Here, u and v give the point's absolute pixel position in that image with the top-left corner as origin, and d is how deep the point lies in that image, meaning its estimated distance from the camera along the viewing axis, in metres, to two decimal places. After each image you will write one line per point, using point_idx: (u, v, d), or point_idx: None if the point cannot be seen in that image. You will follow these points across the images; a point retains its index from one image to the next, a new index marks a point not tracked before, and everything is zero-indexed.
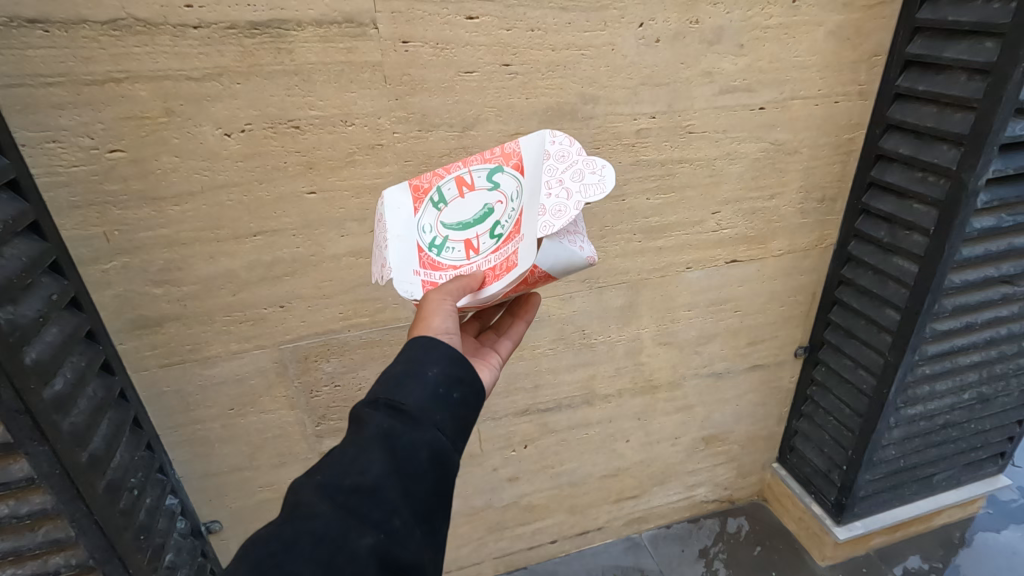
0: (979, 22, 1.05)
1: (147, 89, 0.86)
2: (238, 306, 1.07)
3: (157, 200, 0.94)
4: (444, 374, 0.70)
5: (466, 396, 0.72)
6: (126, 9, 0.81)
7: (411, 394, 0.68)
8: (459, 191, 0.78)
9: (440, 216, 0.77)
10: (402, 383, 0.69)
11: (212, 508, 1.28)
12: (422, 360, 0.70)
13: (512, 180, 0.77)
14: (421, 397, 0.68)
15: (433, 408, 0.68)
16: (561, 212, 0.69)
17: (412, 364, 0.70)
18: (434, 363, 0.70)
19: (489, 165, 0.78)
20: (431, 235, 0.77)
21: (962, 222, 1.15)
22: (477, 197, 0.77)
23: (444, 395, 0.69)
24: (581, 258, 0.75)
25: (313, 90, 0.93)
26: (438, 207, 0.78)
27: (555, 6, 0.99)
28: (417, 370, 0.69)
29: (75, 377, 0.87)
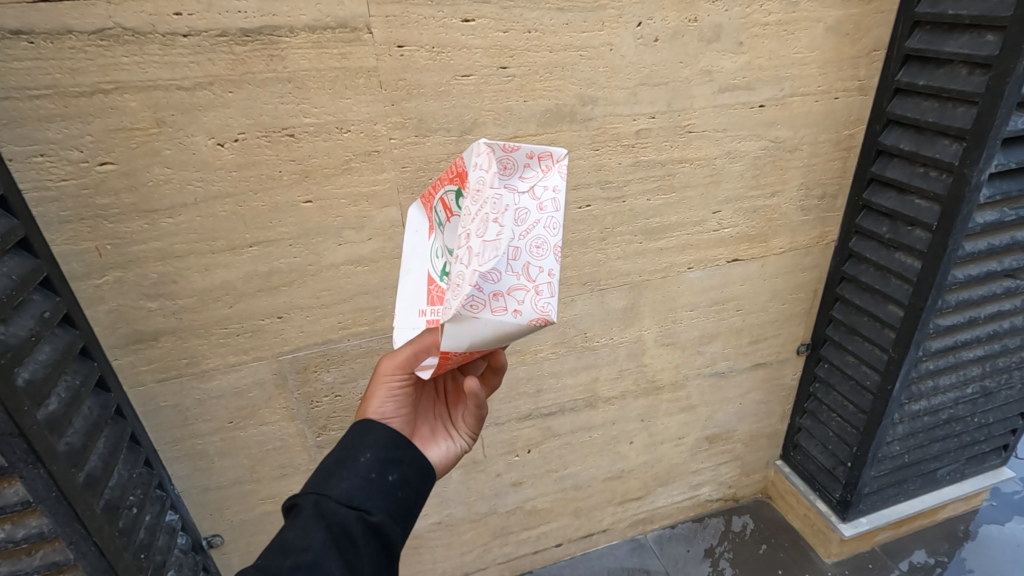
0: (980, 16, 1.03)
1: (137, 100, 0.84)
2: (236, 318, 1.05)
3: (149, 212, 0.92)
4: (375, 458, 0.74)
5: (405, 476, 0.75)
6: (113, 18, 0.79)
7: (342, 479, 0.71)
8: (445, 213, 0.69)
9: (440, 239, 0.70)
10: (333, 471, 0.72)
11: (212, 522, 1.26)
12: (353, 448, 0.74)
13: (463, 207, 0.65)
14: (351, 483, 0.71)
15: (369, 491, 0.71)
16: (459, 282, 0.58)
17: (345, 453, 0.74)
18: (367, 448, 0.74)
19: (454, 186, 0.67)
20: (439, 261, 0.69)
21: (965, 217, 1.14)
22: (452, 226, 0.67)
23: (377, 479, 0.73)
24: (520, 322, 0.58)
25: (307, 97, 0.91)
26: (440, 228, 0.70)
27: (552, 7, 0.97)
28: (351, 457, 0.73)
29: (69, 396, 0.85)
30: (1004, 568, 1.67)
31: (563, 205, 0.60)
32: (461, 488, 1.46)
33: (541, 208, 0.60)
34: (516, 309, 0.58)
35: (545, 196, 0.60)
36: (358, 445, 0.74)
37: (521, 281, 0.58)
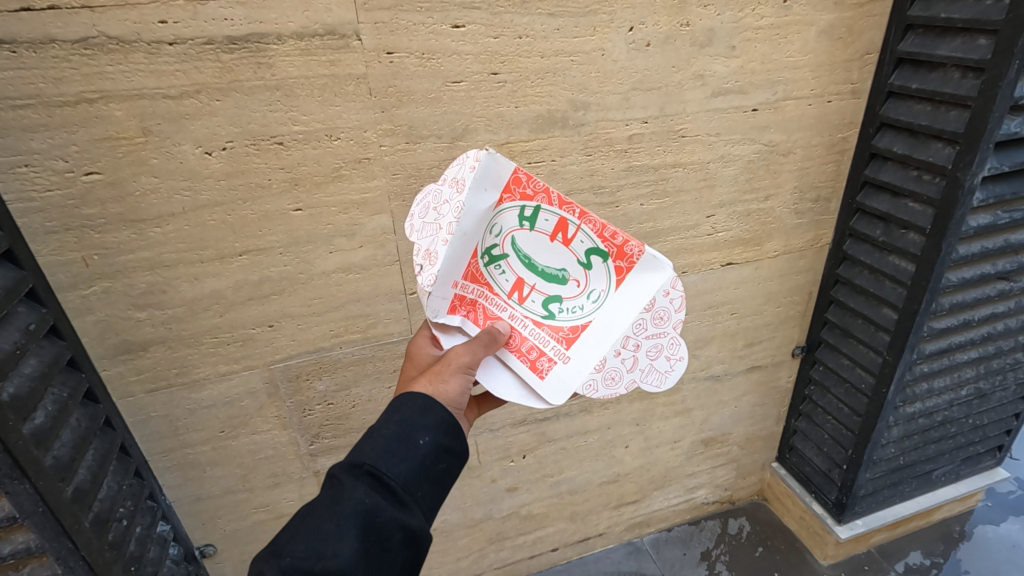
0: (972, 19, 1.03)
1: (122, 109, 0.83)
2: (226, 327, 1.04)
3: (136, 222, 0.91)
4: (433, 444, 0.75)
5: (451, 466, 0.76)
6: (97, 27, 0.78)
7: (399, 462, 0.72)
8: (553, 231, 0.78)
9: (516, 230, 0.79)
10: (392, 448, 0.72)
11: (205, 531, 1.24)
12: (415, 427, 0.74)
13: (604, 278, 0.78)
14: (406, 468, 0.72)
15: (417, 482, 0.72)
16: (615, 377, 0.78)
17: (405, 432, 0.74)
18: (426, 431, 0.75)
19: (599, 243, 0.76)
20: (493, 241, 0.80)
21: (959, 221, 1.14)
22: (561, 252, 0.78)
23: (430, 465, 0.74)
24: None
25: (295, 105, 0.90)
26: (524, 223, 0.78)
27: (542, 12, 0.97)
28: (410, 436, 0.74)
29: (57, 409, 0.84)
30: (999, 568, 1.67)
31: None
32: (456, 494, 1.45)
33: None
34: None
35: None
36: (418, 426, 0.75)
37: None
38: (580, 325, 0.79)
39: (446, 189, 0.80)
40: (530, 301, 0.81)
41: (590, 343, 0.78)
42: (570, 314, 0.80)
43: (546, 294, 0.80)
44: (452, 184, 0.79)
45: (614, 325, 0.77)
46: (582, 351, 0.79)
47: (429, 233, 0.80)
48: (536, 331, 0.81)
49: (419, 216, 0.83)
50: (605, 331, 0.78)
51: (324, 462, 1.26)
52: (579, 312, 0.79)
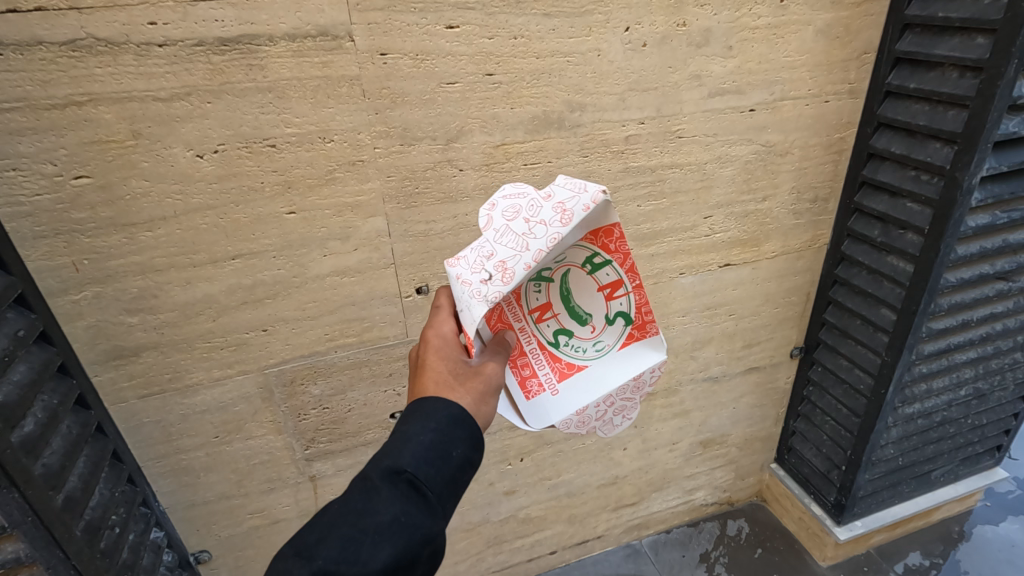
0: (970, 19, 1.02)
1: (112, 111, 0.82)
2: (219, 332, 1.03)
3: (127, 226, 0.89)
4: (463, 457, 0.70)
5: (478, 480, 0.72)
6: (85, 28, 0.77)
7: (437, 474, 0.68)
8: (606, 287, 0.84)
9: (573, 265, 0.84)
10: (428, 457, 0.68)
11: (200, 537, 1.23)
12: (449, 438, 0.70)
13: (614, 334, 0.85)
14: (442, 479, 0.68)
15: (448, 494, 0.68)
16: (584, 421, 0.84)
17: (441, 442, 0.69)
18: (460, 442, 0.70)
19: (629, 311, 0.84)
20: (547, 267, 0.84)
21: (956, 221, 1.14)
22: (598, 301, 0.85)
23: (459, 478, 0.70)
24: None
25: (288, 107, 0.89)
26: (585, 265, 0.83)
27: (537, 12, 0.96)
28: (446, 446, 0.69)
29: (46, 417, 0.83)
30: (999, 568, 1.67)
31: None
32: None
33: None
34: None
35: None
36: (454, 437, 0.70)
37: None
38: (576, 364, 0.86)
39: (547, 211, 0.74)
40: (546, 325, 0.87)
41: (580, 385, 0.84)
42: (573, 351, 0.86)
43: (563, 325, 0.87)
44: (556, 210, 0.74)
45: (605, 381, 0.83)
46: (570, 389, 0.84)
47: (512, 246, 0.73)
48: (535, 351, 0.86)
49: (507, 219, 0.76)
50: (597, 381, 0.83)
51: (319, 467, 1.25)
52: (581, 353, 0.86)
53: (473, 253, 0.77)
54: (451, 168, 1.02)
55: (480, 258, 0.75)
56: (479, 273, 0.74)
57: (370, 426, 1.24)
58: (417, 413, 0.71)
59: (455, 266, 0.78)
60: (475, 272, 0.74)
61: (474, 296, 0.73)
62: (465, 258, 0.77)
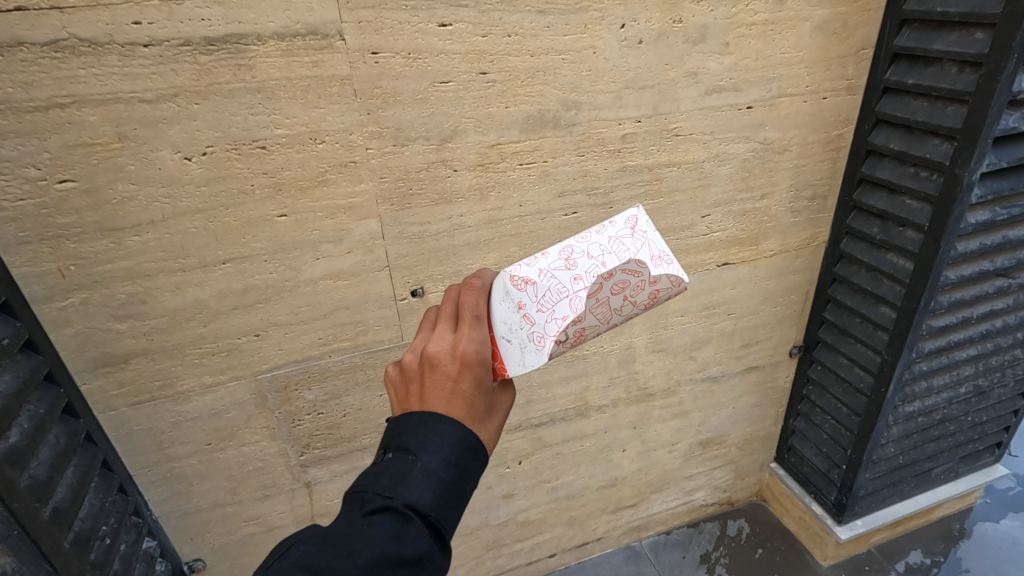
0: (968, 13, 1.01)
1: (96, 114, 0.80)
2: (210, 338, 1.01)
3: (114, 231, 0.87)
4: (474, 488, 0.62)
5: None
6: (68, 29, 0.75)
7: (454, 511, 0.59)
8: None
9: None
10: (447, 494, 0.58)
11: (193, 546, 1.21)
12: (466, 473, 0.60)
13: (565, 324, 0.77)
14: (457, 514, 0.60)
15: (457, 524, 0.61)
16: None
17: (457, 477, 0.59)
18: (474, 474, 0.62)
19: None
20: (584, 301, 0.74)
21: (957, 218, 1.12)
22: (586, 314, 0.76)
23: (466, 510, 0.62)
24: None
25: (277, 107, 0.88)
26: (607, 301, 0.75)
27: (532, 9, 0.94)
28: (460, 483, 0.60)
29: (33, 427, 0.81)
30: (1000, 566, 1.66)
31: None
32: None
33: None
34: None
35: None
36: (470, 470, 0.61)
37: None
38: None
39: (643, 294, 0.74)
40: None
41: None
42: None
43: None
44: (649, 296, 0.74)
45: None
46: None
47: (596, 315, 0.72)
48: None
49: (610, 291, 0.72)
50: None
51: (315, 473, 1.23)
52: None
53: (550, 292, 0.71)
54: (446, 168, 1.00)
55: (557, 304, 0.70)
56: (554, 324, 0.69)
57: (365, 431, 1.22)
58: (432, 439, 0.59)
59: (523, 290, 0.70)
60: (550, 320, 0.69)
61: (534, 340, 0.69)
62: (539, 291, 0.71)
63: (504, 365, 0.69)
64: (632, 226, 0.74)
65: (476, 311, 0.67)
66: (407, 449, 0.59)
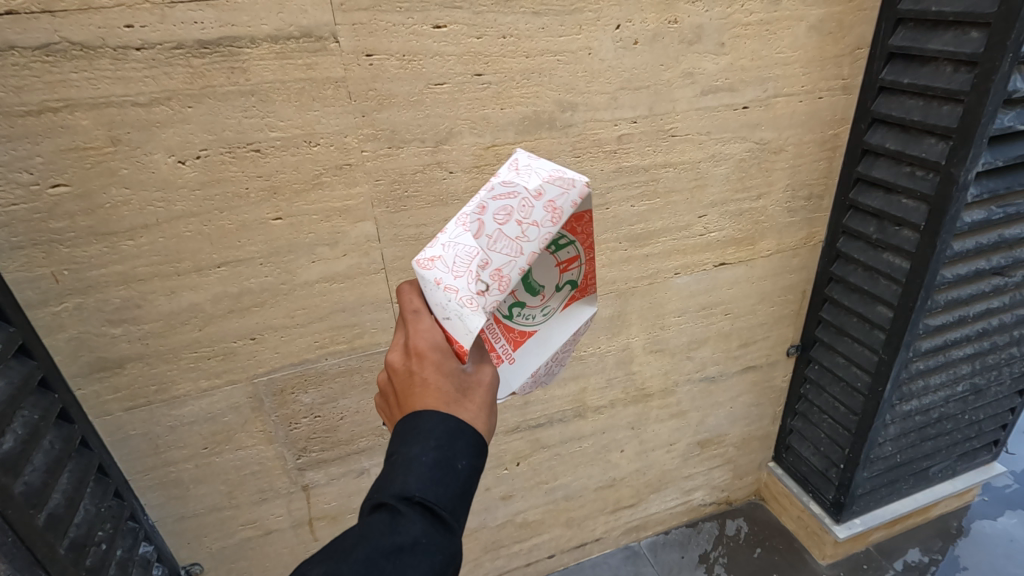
0: (963, 13, 1.01)
1: (89, 118, 0.80)
2: (206, 342, 1.00)
3: (108, 235, 0.87)
4: (472, 467, 0.61)
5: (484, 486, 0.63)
6: (59, 32, 0.74)
7: (449, 490, 0.58)
8: (564, 260, 0.78)
9: (544, 251, 0.75)
10: (436, 476, 0.58)
11: (190, 551, 1.20)
12: (453, 451, 0.60)
13: (560, 300, 0.81)
14: (453, 496, 0.58)
15: (463, 505, 0.59)
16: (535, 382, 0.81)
17: (444, 456, 0.59)
18: (466, 451, 0.61)
19: (579, 278, 0.79)
20: None
21: (953, 217, 1.13)
22: (551, 272, 0.78)
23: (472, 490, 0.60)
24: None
25: (271, 110, 0.87)
26: (550, 247, 0.76)
27: (527, 11, 0.94)
28: (448, 462, 0.59)
29: (26, 433, 0.81)
30: (998, 563, 1.66)
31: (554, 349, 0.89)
32: None
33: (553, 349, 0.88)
34: None
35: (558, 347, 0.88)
36: (458, 448, 0.60)
37: None
38: (527, 331, 0.79)
39: (539, 211, 0.68)
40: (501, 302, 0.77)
41: (531, 350, 0.79)
42: (524, 320, 0.79)
43: (517, 298, 0.78)
44: (548, 210, 0.68)
45: (552, 341, 0.79)
46: (524, 356, 0.79)
47: (507, 251, 0.67)
48: (491, 327, 0.77)
49: (498, 221, 0.68)
50: (544, 343, 0.79)
51: (312, 476, 1.23)
52: (530, 320, 0.79)
53: (458, 257, 0.68)
54: (441, 171, 1.00)
55: (469, 262, 0.67)
56: (472, 281, 0.66)
57: (363, 434, 1.22)
58: (410, 432, 0.60)
59: (431, 268, 0.68)
60: (465, 279, 0.66)
61: (466, 305, 0.65)
62: (447, 261, 0.68)
63: (460, 343, 0.66)
64: (513, 165, 0.73)
65: (412, 306, 0.70)
66: (391, 451, 0.60)
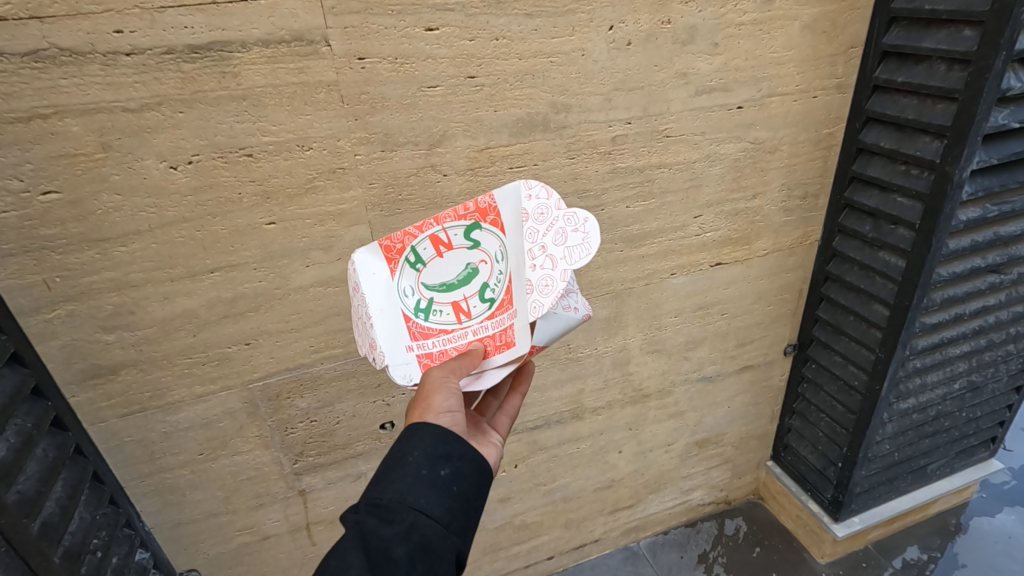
0: (956, 11, 1.01)
1: (79, 124, 0.79)
2: (200, 347, 1.00)
3: (100, 242, 0.86)
4: (421, 456, 0.70)
5: (455, 470, 0.71)
6: (48, 38, 0.74)
7: (396, 481, 0.69)
8: (437, 251, 0.76)
9: (418, 277, 0.76)
10: (385, 473, 0.70)
11: (187, 557, 1.20)
12: (400, 450, 0.71)
13: (494, 238, 0.76)
14: (400, 485, 0.68)
15: (415, 490, 0.68)
16: (549, 285, 0.76)
17: (396, 454, 0.71)
18: (416, 446, 0.71)
19: (465, 222, 0.75)
20: (413, 299, 0.76)
21: (948, 215, 1.12)
22: (457, 256, 0.76)
23: (428, 475, 0.69)
24: (576, 316, 0.81)
25: (264, 114, 0.87)
26: (417, 267, 0.76)
27: (519, 13, 0.93)
28: (399, 457, 0.70)
29: (19, 441, 0.80)
30: (996, 560, 1.66)
31: None
32: None
33: None
34: (573, 305, 0.81)
35: None
36: (407, 445, 0.71)
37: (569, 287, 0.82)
38: (508, 285, 0.77)
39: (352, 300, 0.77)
40: (475, 309, 0.77)
41: (517, 284, 0.77)
42: (501, 285, 0.77)
43: (477, 291, 0.77)
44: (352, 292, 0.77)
45: (517, 255, 0.77)
46: (518, 293, 0.77)
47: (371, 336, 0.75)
48: (495, 323, 0.78)
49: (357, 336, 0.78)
50: (517, 263, 0.77)
51: (309, 481, 1.23)
52: (503, 277, 0.77)
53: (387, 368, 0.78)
54: (435, 173, 1.00)
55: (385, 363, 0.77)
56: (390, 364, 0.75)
57: (359, 438, 1.22)
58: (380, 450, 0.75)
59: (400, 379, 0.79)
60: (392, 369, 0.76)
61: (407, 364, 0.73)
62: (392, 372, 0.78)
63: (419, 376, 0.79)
64: None
65: None
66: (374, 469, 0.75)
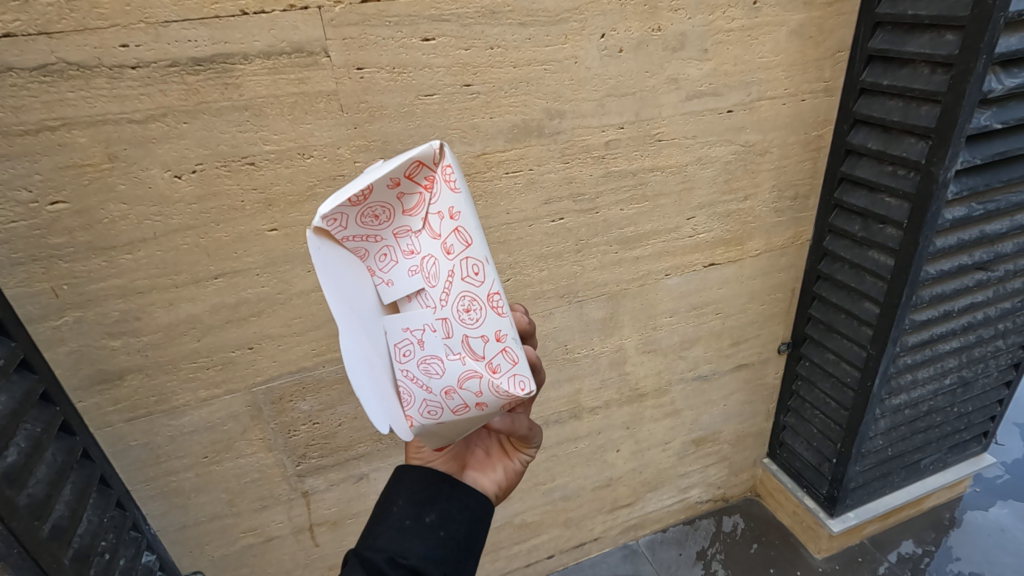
0: (939, 16, 1.04)
1: (86, 135, 0.81)
2: (204, 351, 1.02)
3: (107, 250, 0.89)
4: (405, 505, 0.74)
5: (439, 516, 0.74)
6: (56, 53, 0.76)
7: (381, 529, 0.73)
8: None
9: None
10: (373, 524, 0.74)
11: (192, 559, 1.22)
12: (386, 502, 0.76)
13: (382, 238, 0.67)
14: (385, 533, 0.72)
15: (399, 536, 0.71)
16: None
17: (383, 504, 0.76)
18: (401, 496, 0.76)
19: None
20: None
21: (934, 214, 1.15)
22: None
23: (411, 523, 0.73)
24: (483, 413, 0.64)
25: (265, 124, 0.89)
26: None
27: (512, 22, 0.96)
28: (385, 508, 0.75)
29: (30, 446, 0.82)
30: (990, 553, 1.69)
31: (467, 237, 0.61)
32: None
33: (448, 253, 0.62)
34: (477, 397, 0.63)
35: (445, 241, 0.62)
36: (393, 495, 0.76)
37: (465, 378, 0.63)
38: None
39: None
40: None
41: None
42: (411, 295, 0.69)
43: None
44: None
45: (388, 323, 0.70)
46: None
47: None
48: None
49: None
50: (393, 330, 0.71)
51: (312, 482, 1.24)
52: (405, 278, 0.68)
53: None
54: None
55: None
56: None
57: (361, 440, 1.24)
58: None
59: None
60: None
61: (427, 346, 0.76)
62: None
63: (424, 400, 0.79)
64: None
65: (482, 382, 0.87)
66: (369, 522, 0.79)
